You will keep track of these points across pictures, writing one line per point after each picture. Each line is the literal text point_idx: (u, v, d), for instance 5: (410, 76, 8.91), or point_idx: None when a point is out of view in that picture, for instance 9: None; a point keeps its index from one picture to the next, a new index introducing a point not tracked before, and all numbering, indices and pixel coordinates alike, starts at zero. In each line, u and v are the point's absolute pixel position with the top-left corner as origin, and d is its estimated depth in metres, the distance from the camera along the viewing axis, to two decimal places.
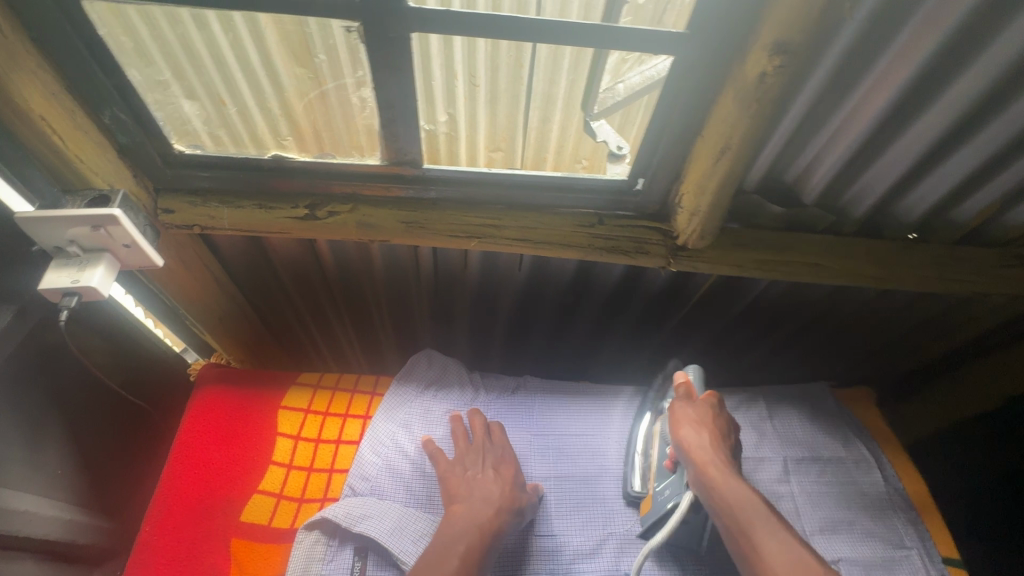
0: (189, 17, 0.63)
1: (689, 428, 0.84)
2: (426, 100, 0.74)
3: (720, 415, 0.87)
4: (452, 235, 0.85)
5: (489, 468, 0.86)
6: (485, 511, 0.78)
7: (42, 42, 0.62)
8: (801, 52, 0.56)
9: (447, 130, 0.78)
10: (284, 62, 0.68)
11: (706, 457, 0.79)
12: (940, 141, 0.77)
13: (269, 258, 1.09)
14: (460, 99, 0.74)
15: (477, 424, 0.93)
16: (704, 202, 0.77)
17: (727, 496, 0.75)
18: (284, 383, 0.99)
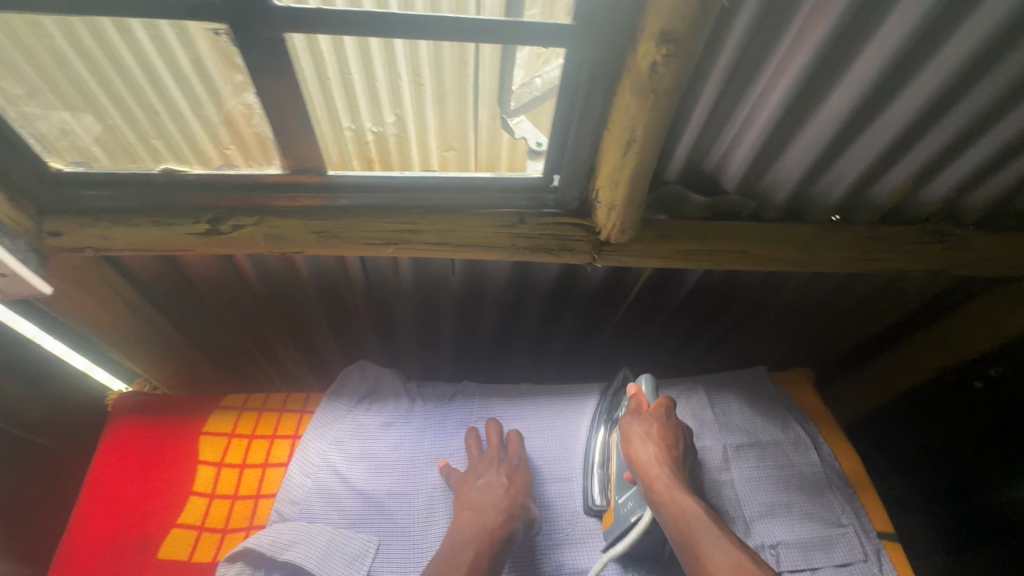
0: (45, 25, 0.58)
1: (639, 442, 0.83)
2: (370, 100, 0.71)
3: (670, 424, 0.86)
4: (368, 242, 0.82)
5: (502, 473, 0.86)
6: (494, 517, 0.78)
7: None
8: (690, 39, 0.56)
9: (396, 132, 0.76)
10: (155, 71, 0.64)
11: (656, 474, 0.78)
12: (844, 123, 0.78)
13: (190, 279, 1.04)
14: (407, 100, 0.71)
15: (496, 433, 0.92)
16: (619, 197, 0.76)
17: (675, 511, 0.74)
18: (207, 407, 0.95)
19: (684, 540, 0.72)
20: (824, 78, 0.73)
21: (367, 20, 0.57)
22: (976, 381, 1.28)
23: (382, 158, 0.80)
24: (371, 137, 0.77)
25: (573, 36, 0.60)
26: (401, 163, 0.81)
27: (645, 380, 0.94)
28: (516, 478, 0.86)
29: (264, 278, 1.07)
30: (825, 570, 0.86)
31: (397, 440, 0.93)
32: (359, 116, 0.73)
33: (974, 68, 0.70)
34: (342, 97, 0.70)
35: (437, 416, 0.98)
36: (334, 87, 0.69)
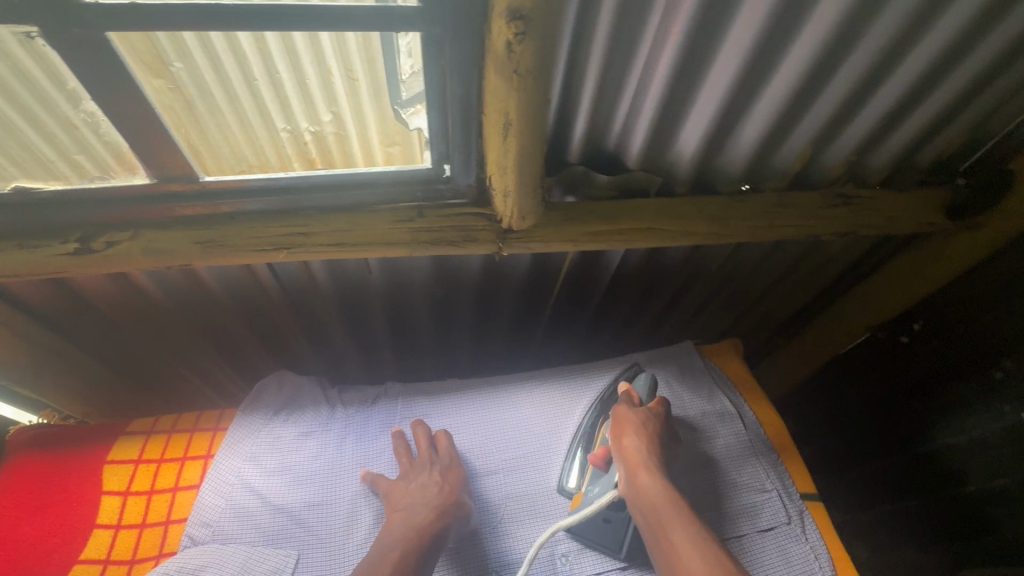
0: None
1: (631, 430, 0.84)
2: (304, 99, 0.68)
3: (660, 419, 0.88)
4: (258, 249, 0.78)
5: (434, 473, 0.84)
6: (424, 514, 0.77)
7: None
8: (539, 16, 0.54)
9: (335, 130, 0.74)
10: None
11: (641, 460, 0.80)
12: (731, 93, 0.78)
13: (90, 301, 0.98)
14: (342, 97, 0.69)
15: (425, 437, 0.90)
16: (510, 182, 0.74)
17: (651, 497, 0.75)
18: (111, 435, 0.90)
19: (657, 524, 0.73)
20: (702, 48, 0.72)
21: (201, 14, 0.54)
22: (902, 336, 1.32)
23: (324, 159, 0.77)
24: (310, 137, 0.74)
25: (427, 19, 0.57)
26: (345, 162, 0.78)
27: (644, 376, 0.97)
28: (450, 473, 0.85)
29: (172, 295, 1.02)
30: (750, 536, 0.88)
31: (317, 450, 0.90)
32: (294, 117, 0.70)
33: (846, 29, 0.71)
34: (273, 98, 0.67)
35: (358, 421, 0.95)
36: (262, 87, 0.66)
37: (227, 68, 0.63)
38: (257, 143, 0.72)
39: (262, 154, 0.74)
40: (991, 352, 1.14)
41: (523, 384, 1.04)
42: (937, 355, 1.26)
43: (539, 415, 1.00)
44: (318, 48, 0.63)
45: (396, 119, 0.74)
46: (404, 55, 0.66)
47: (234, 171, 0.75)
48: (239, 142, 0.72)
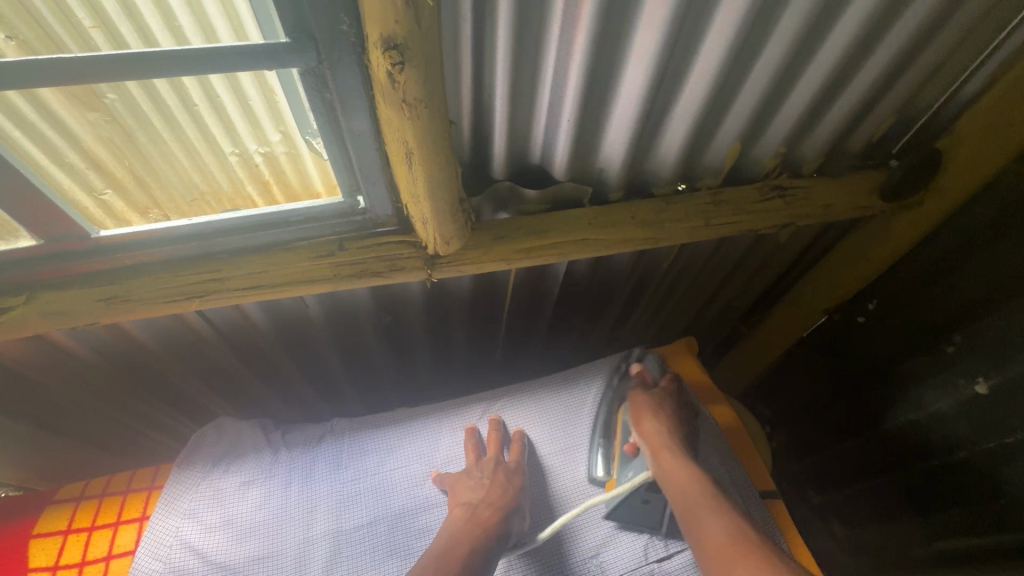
0: None
1: (648, 412, 0.88)
2: (247, 118, 0.66)
3: (674, 401, 0.92)
4: (169, 299, 0.74)
5: (494, 473, 0.86)
6: (487, 511, 0.79)
7: None
8: (414, 44, 0.51)
9: (286, 149, 0.72)
10: None
11: (663, 442, 0.83)
12: (648, 99, 0.76)
13: (10, 366, 0.92)
14: (288, 115, 0.67)
15: (497, 441, 0.92)
16: (426, 209, 0.72)
17: (675, 476, 0.78)
18: (38, 506, 0.87)
19: (683, 500, 0.75)
20: (609, 55, 0.70)
21: (78, 66, 0.52)
22: (859, 316, 1.32)
23: (278, 179, 0.75)
24: (260, 158, 0.71)
25: (306, 55, 0.55)
26: (300, 180, 0.76)
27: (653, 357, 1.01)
28: (512, 467, 0.88)
29: (99, 351, 0.96)
30: None
31: (260, 498, 0.86)
32: (242, 140, 0.68)
33: (750, 28, 0.70)
34: (217, 122, 0.65)
35: (304, 463, 0.91)
36: (204, 111, 0.64)
37: (165, 96, 0.61)
38: (206, 170, 0.70)
39: (212, 180, 0.72)
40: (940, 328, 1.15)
41: (475, 407, 1.00)
42: (892, 334, 1.25)
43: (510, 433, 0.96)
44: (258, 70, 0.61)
45: (314, 150, 0.72)
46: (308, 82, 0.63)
47: (186, 202, 0.73)
48: (188, 170, 0.70)
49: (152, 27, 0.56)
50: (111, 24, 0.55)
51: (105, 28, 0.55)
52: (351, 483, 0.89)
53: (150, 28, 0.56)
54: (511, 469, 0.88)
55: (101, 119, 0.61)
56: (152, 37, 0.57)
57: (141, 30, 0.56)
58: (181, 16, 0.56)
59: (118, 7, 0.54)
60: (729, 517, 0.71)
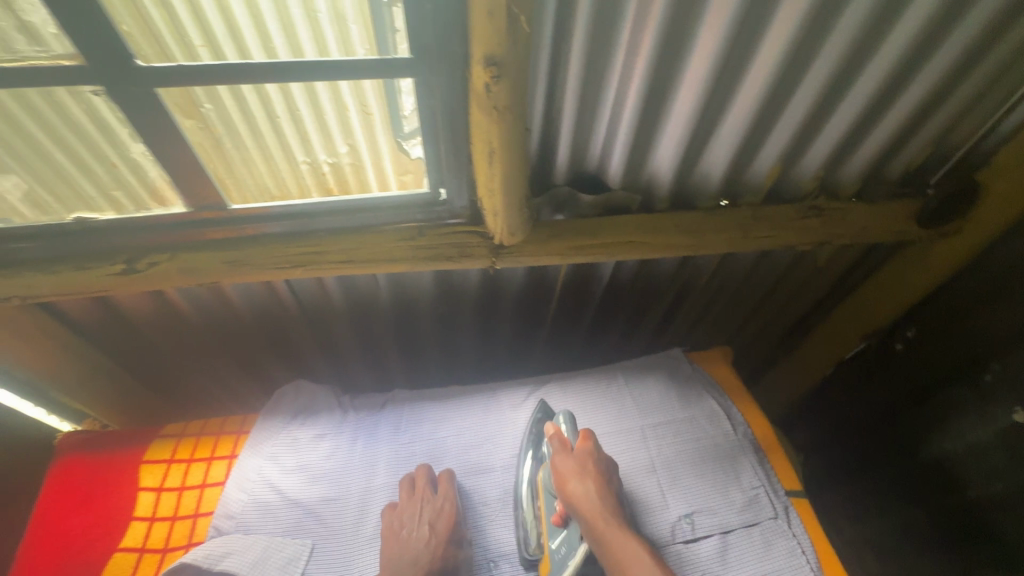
0: None
1: (574, 476, 0.84)
2: (321, 132, 0.77)
3: (597, 459, 0.87)
4: (277, 266, 0.89)
5: (424, 523, 0.84)
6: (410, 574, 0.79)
7: None
8: (509, 60, 0.64)
9: (351, 161, 0.83)
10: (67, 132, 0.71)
11: (598, 514, 0.79)
12: (697, 118, 0.87)
13: (128, 318, 1.09)
14: (358, 129, 0.78)
15: (425, 478, 0.91)
16: (499, 202, 0.84)
17: (619, 555, 0.76)
18: (147, 438, 1.00)
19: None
20: (664, 79, 0.81)
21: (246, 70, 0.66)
22: (897, 344, 1.34)
23: (340, 187, 0.87)
24: (327, 167, 0.83)
25: (421, 67, 0.69)
26: (359, 185, 0.87)
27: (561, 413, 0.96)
28: (444, 528, 0.85)
29: (200, 311, 1.12)
30: (736, 532, 0.92)
31: (330, 450, 0.98)
32: (313, 150, 0.80)
33: (791, 62, 0.80)
34: (294, 133, 0.77)
35: (368, 424, 1.02)
36: (284, 123, 0.75)
37: (263, 107, 0.73)
38: (279, 177, 0.83)
39: (284, 187, 0.85)
40: (978, 356, 1.17)
41: (519, 389, 1.10)
42: (931, 362, 1.28)
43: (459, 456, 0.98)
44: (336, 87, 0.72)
45: (403, 151, 0.83)
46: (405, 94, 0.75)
47: (256, 200, 0.86)
48: (265, 177, 0.83)
49: (249, 44, 0.65)
50: (218, 44, 0.64)
51: (211, 46, 0.65)
52: (408, 445, 0.99)
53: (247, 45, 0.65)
54: (443, 530, 0.84)
55: (195, 125, 0.74)
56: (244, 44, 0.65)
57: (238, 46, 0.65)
58: (274, 38, 0.65)
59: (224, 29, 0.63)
60: None
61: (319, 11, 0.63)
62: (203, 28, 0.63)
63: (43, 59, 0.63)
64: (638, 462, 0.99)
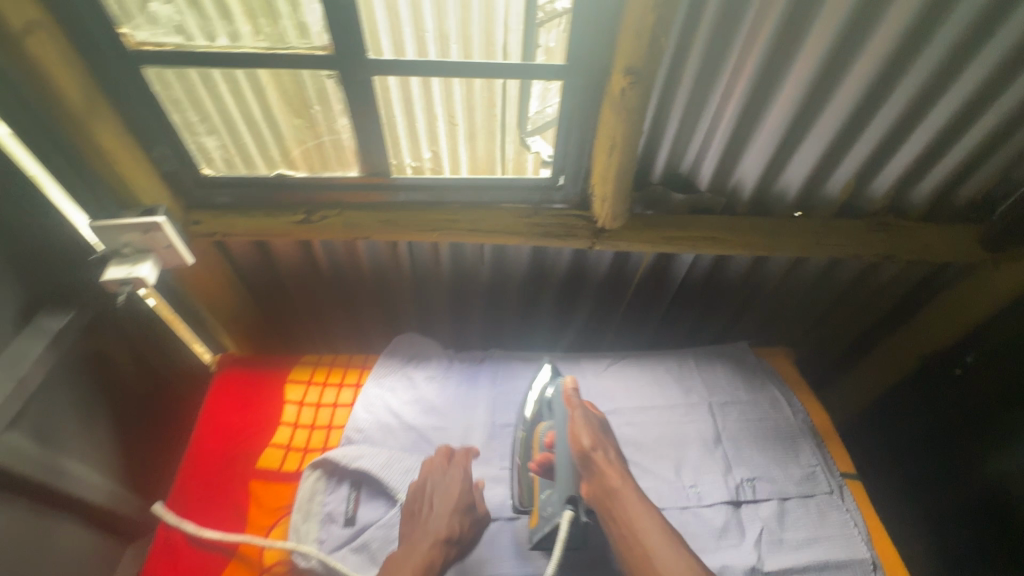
0: (221, 76, 0.87)
1: (586, 431, 0.94)
2: (437, 126, 1.00)
3: (603, 429, 0.99)
4: (420, 229, 1.07)
5: (437, 498, 0.91)
6: (426, 544, 0.84)
7: (121, 104, 0.86)
8: (644, 71, 0.81)
9: (430, 165, 1.07)
10: (292, 102, 0.92)
11: (614, 471, 0.90)
12: (785, 133, 1.01)
13: (275, 265, 1.30)
14: (444, 135, 1.01)
15: (446, 454, 0.98)
16: (609, 190, 1.01)
17: (627, 507, 0.86)
18: (289, 363, 1.21)
19: (631, 530, 0.83)
20: (761, 97, 0.96)
21: (439, 66, 0.86)
22: (956, 368, 1.39)
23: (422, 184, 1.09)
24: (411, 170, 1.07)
25: (568, 73, 0.87)
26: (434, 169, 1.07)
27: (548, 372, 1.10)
28: (456, 496, 0.91)
29: (332, 267, 1.32)
30: (793, 500, 1.02)
31: (439, 389, 1.15)
32: (400, 154, 1.04)
33: (874, 89, 0.94)
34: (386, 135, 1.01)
35: (470, 373, 1.19)
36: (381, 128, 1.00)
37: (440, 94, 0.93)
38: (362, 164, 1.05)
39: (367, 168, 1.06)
40: None
41: (599, 361, 1.25)
42: (991, 387, 1.33)
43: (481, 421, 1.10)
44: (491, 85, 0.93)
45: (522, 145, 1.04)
46: (533, 98, 0.97)
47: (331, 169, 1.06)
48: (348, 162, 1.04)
49: (442, 49, 0.86)
50: (422, 45, 0.85)
51: (417, 45, 0.85)
52: (504, 392, 1.15)
53: (439, 46, 0.85)
54: (454, 500, 0.91)
55: (301, 123, 0.96)
56: (439, 47, 0.86)
57: (434, 46, 0.85)
58: (460, 45, 0.85)
59: (430, 34, 0.84)
60: (682, 552, 0.81)
61: (499, 26, 0.83)
62: (413, 34, 0.84)
63: (301, 48, 0.83)
64: (705, 432, 1.11)
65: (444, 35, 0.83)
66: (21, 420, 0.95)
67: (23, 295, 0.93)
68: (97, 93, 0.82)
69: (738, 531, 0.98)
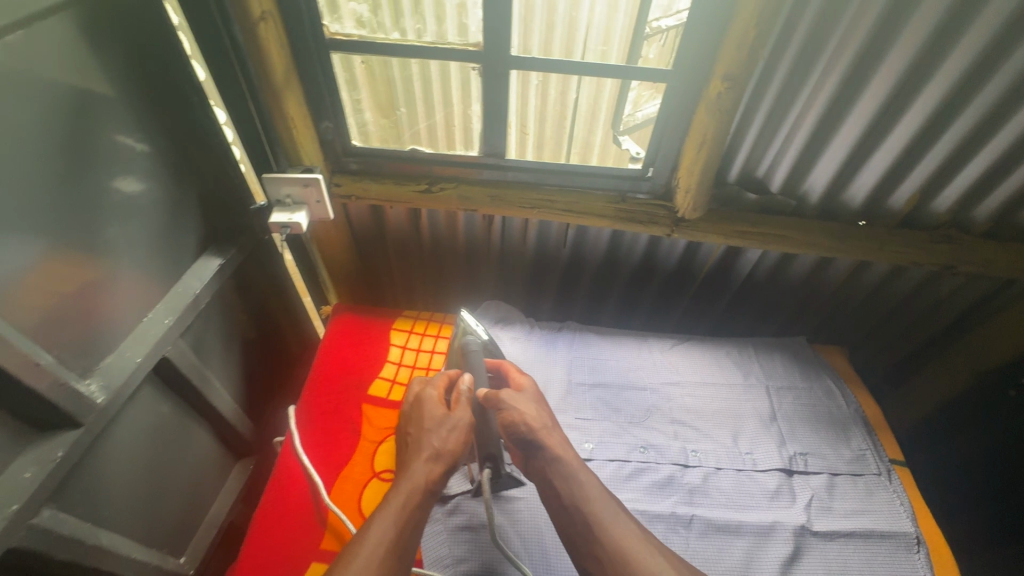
0: (388, 62, 1.09)
1: (525, 405, 0.97)
2: (549, 116, 1.18)
3: (538, 398, 1.03)
4: (521, 206, 1.25)
5: (420, 433, 0.92)
6: (419, 473, 0.86)
7: (308, 80, 1.08)
8: (740, 78, 0.96)
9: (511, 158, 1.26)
10: (439, 86, 1.13)
11: (556, 441, 0.94)
12: (857, 145, 1.13)
13: (385, 232, 1.50)
14: (554, 123, 1.19)
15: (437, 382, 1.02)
16: (693, 182, 1.16)
17: (569, 474, 0.90)
18: (392, 315, 1.40)
19: (575, 496, 0.88)
20: (837, 111, 1.09)
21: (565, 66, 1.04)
22: (1011, 390, 1.39)
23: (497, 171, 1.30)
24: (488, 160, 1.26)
25: (671, 78, 1.03)
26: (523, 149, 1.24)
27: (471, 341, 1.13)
28: (427, 422, 0.93)
29: (431, 238, 1.50)
30: (843, 476, 1.12)
31: (523, 347, 1.31)
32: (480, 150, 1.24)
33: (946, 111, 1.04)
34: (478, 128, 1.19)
35: (549, 338, 1.35)
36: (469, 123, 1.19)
37: (557, 88, 1.12)
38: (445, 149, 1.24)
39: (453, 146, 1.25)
40: None
41: (665, 340, 1.38)
42: None
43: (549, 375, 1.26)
44: (601, 86, 1.11)
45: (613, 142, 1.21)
46: (628, 102, 1.14)
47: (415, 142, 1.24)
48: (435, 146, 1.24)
49: (567, 51, 1.04)
50: (554, 47, 1.04)
51: (548, 45, 1.04)
52: (580, 356, 1.30)
53: (566, 49, 1.04)
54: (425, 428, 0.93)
55: (428, 109, 1.17)
56: (566, 48, 1.04)
57: (562, 47, 1.04)
58: (583, 51, 1.04)
59: (561, 39, 1.03)
60: (623, 517, 0.86)
61: (618, 34, 1.01)
62: (548, 38, 1.03)
63: (459, 43, 1.03)
64: (761, 409, 1.22)
65: (573, 37, 1.02)
66: (188, 331, 1.16)
67: (202, 227, 1.16)
68: (292, 70, 1.04)
69: (789, 495, 1.08)
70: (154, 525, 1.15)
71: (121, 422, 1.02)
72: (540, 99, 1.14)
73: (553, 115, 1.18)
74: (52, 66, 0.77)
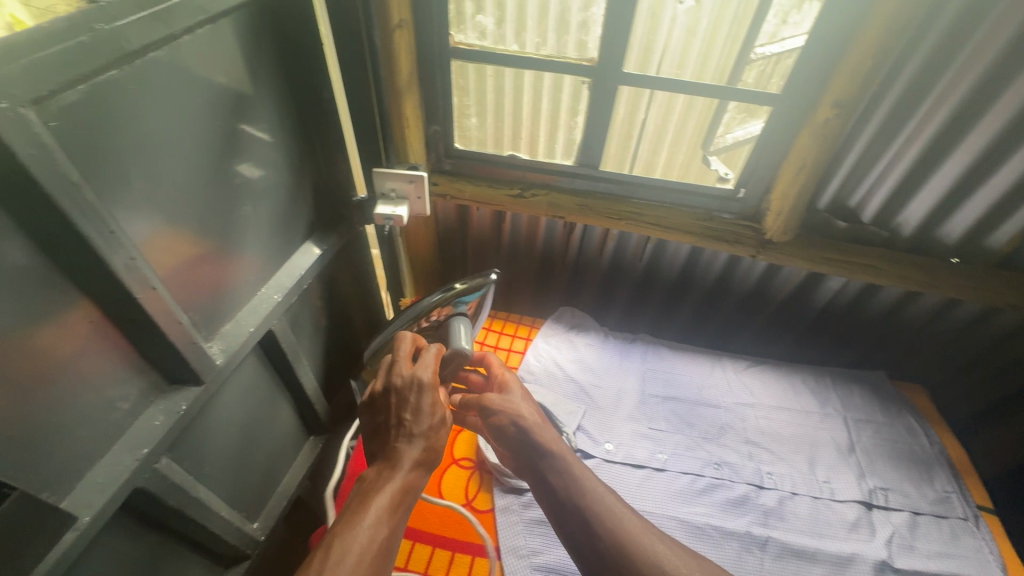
0: (502, 72, 1.17)
1: (520, 404, 0.95)
2: (647, 130, 1.22)
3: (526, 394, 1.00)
4: (608, 217, 1.29)
5: (404, 422, 0.86)
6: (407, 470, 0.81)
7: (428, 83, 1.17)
8: (850, 105, 0.98)
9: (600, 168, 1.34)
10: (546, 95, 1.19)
11: (549, 435, 0.90)
12: (959, 182, 1.11)
13: (467, 231, 1.56)
14: (650, 137, 1.23)
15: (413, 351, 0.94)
16: (786, 207, 1.17)
17: (565, 469, 0.86)
18: None
19: (573, 490, 0.83)
20: (942, 146, 1.08)
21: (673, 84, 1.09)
22: None
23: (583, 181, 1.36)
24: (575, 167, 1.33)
25: (777, 101, 1.06)
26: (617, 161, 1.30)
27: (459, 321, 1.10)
28: (409, 406, 0.87)
29: (511, 241, 1.56)
30: (925, 517, 1.08)
31: (596, 354, 1.34)
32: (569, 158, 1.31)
33: None
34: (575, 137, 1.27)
35: (623, 348, 1.37)
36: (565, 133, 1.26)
37: (660, 105, 1.16)
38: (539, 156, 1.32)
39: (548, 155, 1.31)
40: None
41: (739, 361, 1.38)
42: None
43: (622, 384, 1.28)
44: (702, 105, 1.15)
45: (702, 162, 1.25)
46: (721, 124, 1.18)
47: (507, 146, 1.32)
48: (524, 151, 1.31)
49: (676, 71, 1.09)
50: (663, 65, 1.09)
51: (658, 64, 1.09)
52: (652, 368, 1.32)
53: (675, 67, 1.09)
54: (410, 424, 0.85)
55: (531, 116, 1.24)
56: (675, 67, 1.09)
57: (671, 65, 1.09)
58: (692, 70, 1.09)
59: (672, 58, 1.07)
60: (624, 511, 0.81)
61: (727, 57, 1.06)
62: (659, 56, 1.07)
63: (573, 57, 1.10)
64: (839, 438, 1.20)
65: (684, 56, 1.06)
66: (290, 309, 1.24)
67: (312, 214, 1.24)
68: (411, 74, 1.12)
69: (869, 529, 1.05)
70: (238, 489, 1.22)
71: (229, 387, 1.10)
72: (640, 115, 1.19)
73: (654, 131, 1.22)
74: (218, 68, 0.85)
